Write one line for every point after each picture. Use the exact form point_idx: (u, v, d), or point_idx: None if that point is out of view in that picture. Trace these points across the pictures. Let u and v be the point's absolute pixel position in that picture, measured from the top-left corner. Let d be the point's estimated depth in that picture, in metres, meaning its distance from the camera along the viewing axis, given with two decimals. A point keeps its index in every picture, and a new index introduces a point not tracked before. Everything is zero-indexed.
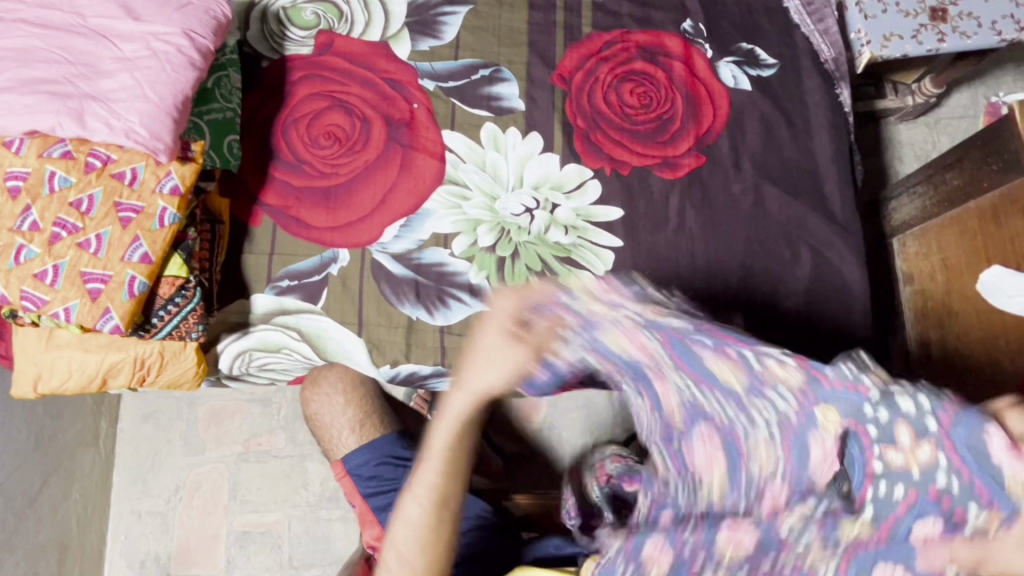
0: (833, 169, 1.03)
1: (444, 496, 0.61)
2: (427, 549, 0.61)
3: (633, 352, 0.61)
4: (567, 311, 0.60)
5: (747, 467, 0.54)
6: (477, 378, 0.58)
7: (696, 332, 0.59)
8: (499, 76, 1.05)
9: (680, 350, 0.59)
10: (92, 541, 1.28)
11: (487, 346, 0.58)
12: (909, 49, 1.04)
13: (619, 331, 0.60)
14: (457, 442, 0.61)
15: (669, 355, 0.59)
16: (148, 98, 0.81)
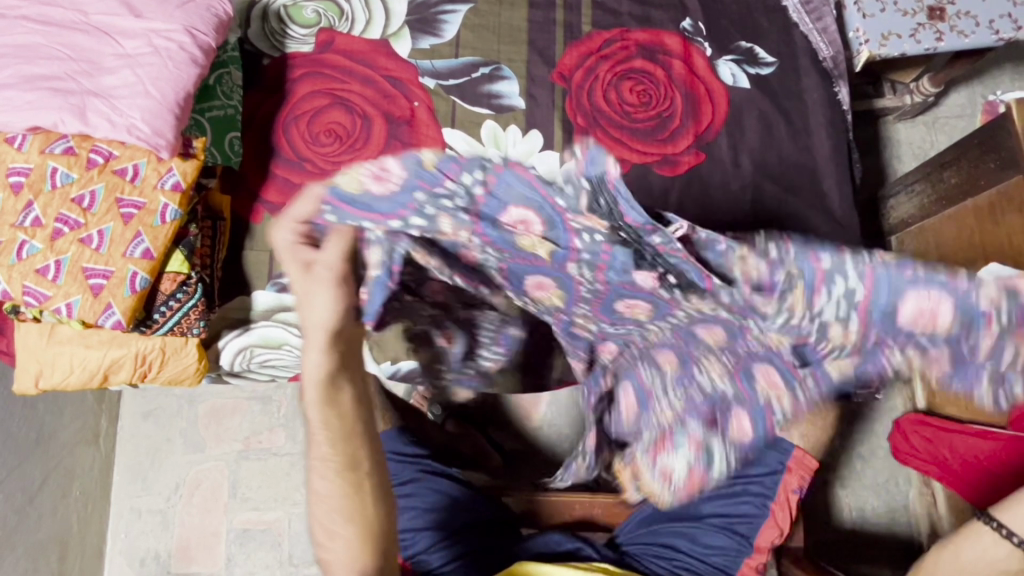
0: (832, 167, 1.03)
1: (338, 460, 0.64)
2: (348, 521, 0.63)
3: (442, 215, 0.62)
4: (340, 204, 0.59)
5: (851, 358, 0.68)
6: (312, 328, 0.61)
7: (483, 163, 0.55)
8: (499, 74, 1.05)
9: (503, 189, 0.57)
10: (92, 539, 1.28)
11: (308, 306, 0.61)
12: (906, 48, 1.05)
13: (410, 206, 0.60)
14: (328, 399, 0.63)
15: (490, 202, 0.59)
16: (149, 94, 0.81)
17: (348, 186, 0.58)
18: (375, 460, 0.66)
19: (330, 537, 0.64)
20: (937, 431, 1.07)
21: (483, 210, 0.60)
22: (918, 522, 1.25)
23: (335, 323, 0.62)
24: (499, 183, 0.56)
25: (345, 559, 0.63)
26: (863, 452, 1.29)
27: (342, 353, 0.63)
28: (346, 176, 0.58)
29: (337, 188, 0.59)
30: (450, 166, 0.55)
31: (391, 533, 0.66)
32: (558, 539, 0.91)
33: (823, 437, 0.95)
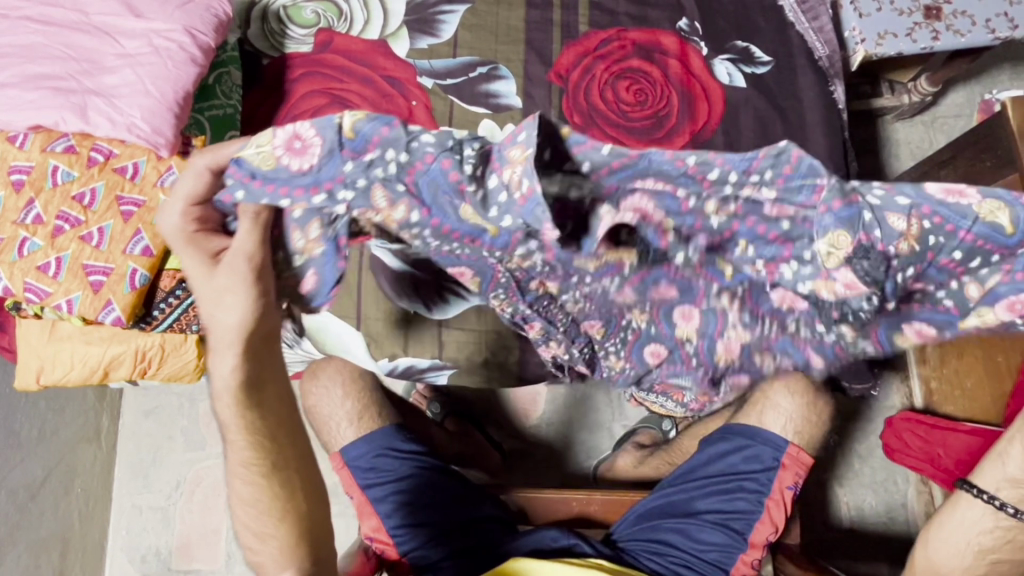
0: (829, 165, 1.03)
1: (264, 464, 0.68)
2: (276, 517, 0.68)
3: (375, 186, 0.55)
4: (250, 182, 0.55)
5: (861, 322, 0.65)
6: (223, 331, 0.61)
7: (410, 141, 0.53)
8: (497, 73, 1.06)
9: (428, 184, 0.55)
10: (93, 536, 1.29)
11: (216, 307, 0.60)
12: (903, 47, 1.05)
13: (336, 180, 0.55)
14: (244, 406, 0.65)
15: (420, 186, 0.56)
16: (149, 93, 0.82)
17: (259, 162, 0.55)
18: (301, 461, 0.70)
19: (260, 534, 0.69)
20: (930, 428, 1.07)
21: (416, 190, 0.56)
22: (916, 520, 1.25)
23: (246, 326, 0.61)
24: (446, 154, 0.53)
25: (278, 555, 0.68)
26: (861, 450, 1.29)
27: (254, 351, 0.64)
28: (258, 151, 0.54)
29: (247, 162, 0.55)
30: (373, 130, 0.52)
31: (323, 525, 0.72)
32: (554, 534, 0.91)
33: (819, 434, 0.95)
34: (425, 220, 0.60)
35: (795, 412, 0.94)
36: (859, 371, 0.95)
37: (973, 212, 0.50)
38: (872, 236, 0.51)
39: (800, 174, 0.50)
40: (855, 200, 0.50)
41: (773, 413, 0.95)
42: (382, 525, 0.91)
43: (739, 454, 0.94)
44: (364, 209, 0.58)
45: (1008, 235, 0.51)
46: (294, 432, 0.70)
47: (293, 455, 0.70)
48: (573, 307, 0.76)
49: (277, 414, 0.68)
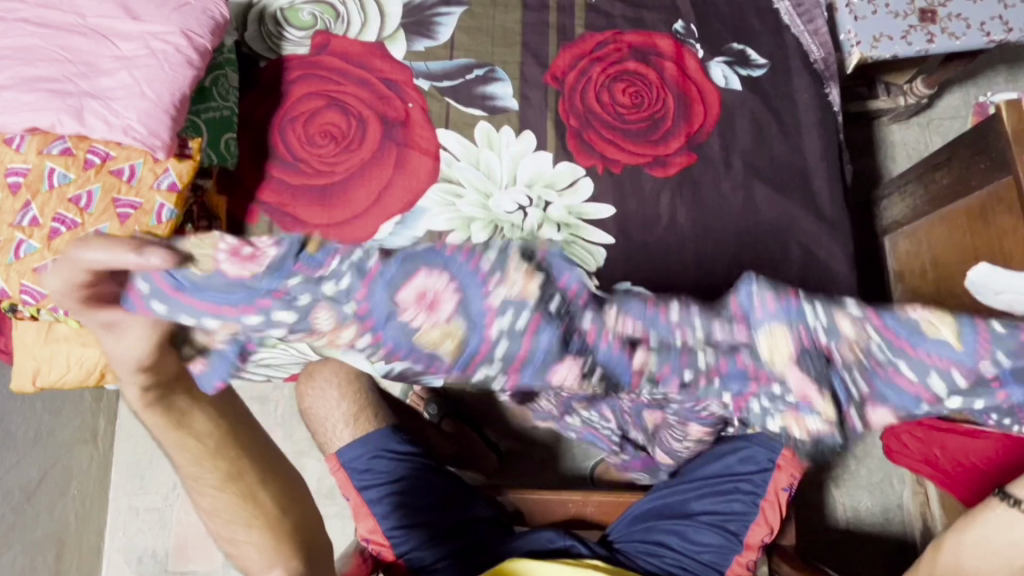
0: (823, 167, 1.03)
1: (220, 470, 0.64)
2: (246, 523, 0.64)
3: (319, 304, 0.49)
4: (173, 294, 0.47)
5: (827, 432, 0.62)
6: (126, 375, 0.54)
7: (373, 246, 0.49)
8: (493, 75, 1.06)
9: (382, 294, 0.49)
10: (90, 537, 1.29)
11: (111, 347, 0.52)
12: (898, 49, 1.06)
13: (273, 293, 0.48)
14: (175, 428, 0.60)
15: (377, 296, 0.49)
16: (146, 95, 0.82)
17: (187, 272, 0.47)
18: (259, 468, 0.66)
19: (229, 543, 0.65)
20: None
21: (372, 298, 0.49)
22: (911, 521, 1.26)
23: (150, 368, 0.54)
24: (443, 265, 0.50)
25: (258, 557, 0.64)
26: (857, 451, 1.29)
27: (164, 383, 0.57)
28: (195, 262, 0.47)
29: (177, 274, 0.47)
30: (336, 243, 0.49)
31: (308, 521, 0.68)
32: (551, 535, 0.92)
33: (815, 435, 0.95)
34: (374, 345, 0.51)
35: None
36: None
37: (948, 338, 0.51)
38: (837, 343, 0.52)
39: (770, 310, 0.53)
40: (797, 299, 0.52)
41: None
42: (378, 527, 0.91)
43: (734, 456, 0.94)
44: (307, 331, 0.52)
45: (957, 350, 0.51)
46: (243, 446, 0.65)
47: (243, 465, 0.65)
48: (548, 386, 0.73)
49: (214, 430, 0.62)
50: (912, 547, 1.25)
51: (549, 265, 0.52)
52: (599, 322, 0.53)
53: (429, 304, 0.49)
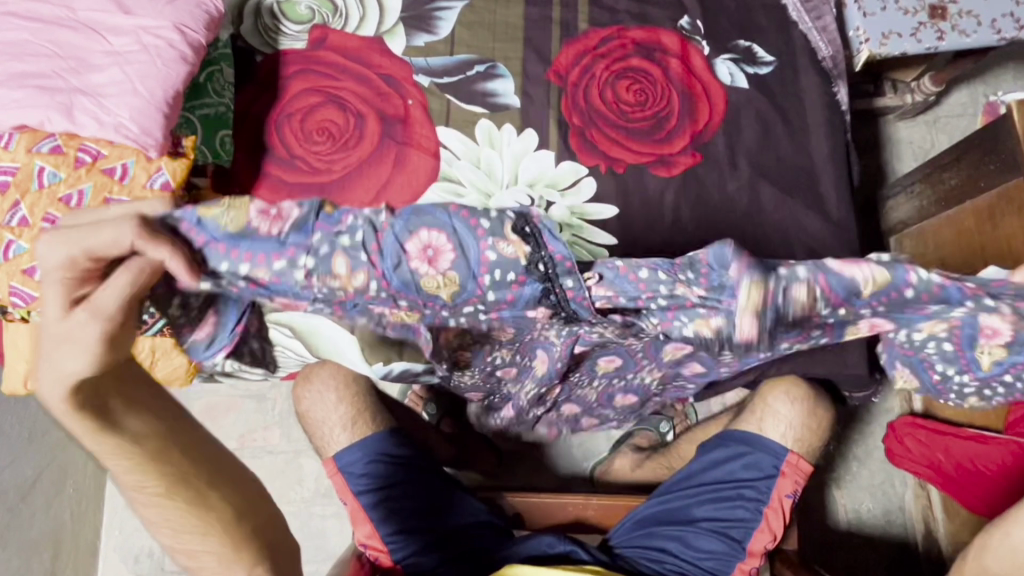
0: (831, 167, 1.01)
1: (157, 485, 0.57)
2: (183, 534, 0.58)
3: (338, 254, 0.58)
4: (217, 244, 0.56)
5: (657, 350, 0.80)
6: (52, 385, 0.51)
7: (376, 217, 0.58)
8: (495, 72, 1.04)
9: (389, 249, 0.58)
10: (86, 536, 1.28)
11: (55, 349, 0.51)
12: (907, 47, 1.03)
13: (301, 246, 0.57)
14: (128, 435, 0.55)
15: (389, 236, 0.58)
16: (138, 92, 0.80)
17: (225, 221, 0.56)
18: (210, 470, 0.59)
19: (184, 551, 0.59)
20: (930, 433, 1.09)
21: (386, 238, 0.58)
22: (914, 524, 1.25)
23: (101, 371, 0.53)
24: (442, 224, 0.57)
25: (215, 566, 0.59)
26: (859, 453, 1.28)
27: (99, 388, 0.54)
28: (231, 212, 0.56)
29: (213, 222, 0.56)
30: (404, 226, 0.58)
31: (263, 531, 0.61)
32: (551, 541, 0.90)
33: (819, 440, 0.94)
34: (382, 290, 0.60)
35: (795, 418, 0.93)
36: (864, 380, 0.94)
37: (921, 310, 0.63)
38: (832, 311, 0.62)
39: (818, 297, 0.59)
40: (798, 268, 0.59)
41: (773, 419, 0.94)
42: (376, 532, 0.89)
43: (737, 461, 0.94)
44: (324, 277, 0.59)
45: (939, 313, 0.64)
46: (191, 444, 0.59)
47: (193, 467, 0.58)
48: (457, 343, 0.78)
49: (152, 433, 0.57)
50: (913, 549, 1.24)
51: (537, 228, 0.58)
52: (576, 286, 0.61)
53: (430, 259, 0.58)
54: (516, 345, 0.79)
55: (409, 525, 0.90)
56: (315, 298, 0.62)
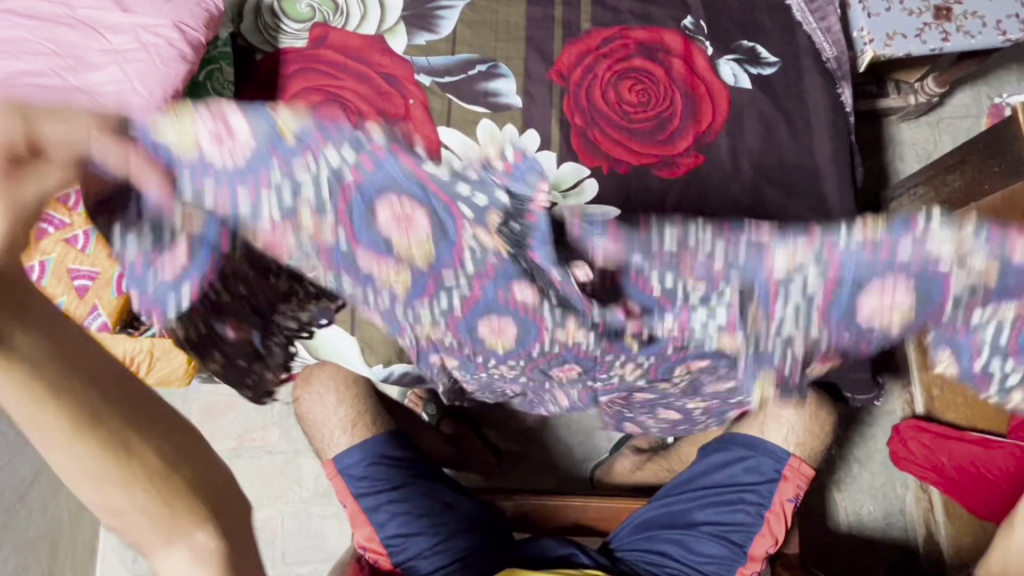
0: (834, 169, 1.00)
1: (62, 421, 0.38)
2: (99, 477, 0.38)
3: (302, 201, 0.56)
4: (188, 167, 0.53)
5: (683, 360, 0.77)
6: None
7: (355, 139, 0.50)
8: (497, 72, 1.03)
9: (361, 201, 0.55)
10: (84, 535, 1.28)
11: None
12: (912, 48, 1.03)
13: (260, 173, 0.53)
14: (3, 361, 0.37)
15: (366, 185, 0.53)
16: (137, 91, 0.79)
17: (177, 142, 0.51)
18: (132, 406, 0.40)
19: (107, 510, 0.39)
20: (934, 437, 1.08)
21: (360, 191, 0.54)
22: (914, 526, 1.24)
23: None
24: (420, 199, 0.54)
25: (151, 530, 0.39)
26: (860, 455, 1.28)
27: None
28: (175, 122, 0.50)
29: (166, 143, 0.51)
30: (371, 184, 0.53)
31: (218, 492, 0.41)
32: (551, 544, 0.90)
33: (821, 444, 0.94)
34: (353, 242, 0.61)
35: (797, 423, 0.92)
36: (864, 382, 0.95)
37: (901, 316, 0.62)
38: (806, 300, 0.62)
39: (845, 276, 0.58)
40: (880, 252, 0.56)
41: (774, 423, 0.92)
42: (376, 534, 0.90)
43: (739, 465, 0.93)
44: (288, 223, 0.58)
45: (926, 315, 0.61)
46: (101, 372, 0.39)
47: (112, 398, 0.39)
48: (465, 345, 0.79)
49: (50, 358, 0.38)
50: (914, 552, 1.23)
51: (522, 213, 0.53)
52: (563, 275, 0.59)
53: (403, 226, 0.57)
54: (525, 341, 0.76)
55: (409, 529, 0.89)
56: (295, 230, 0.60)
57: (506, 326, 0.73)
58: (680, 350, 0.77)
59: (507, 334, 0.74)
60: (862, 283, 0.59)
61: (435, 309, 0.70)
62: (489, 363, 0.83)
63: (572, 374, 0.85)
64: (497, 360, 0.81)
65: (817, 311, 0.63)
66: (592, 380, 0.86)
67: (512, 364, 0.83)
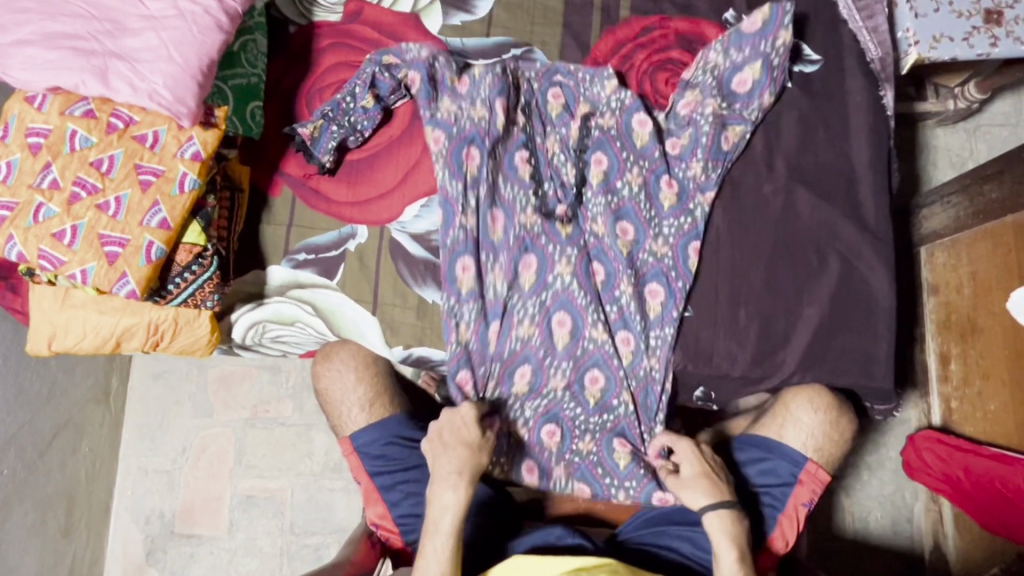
0: (870, 175, 0.99)
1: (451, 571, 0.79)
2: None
3: (472, 125, 0.97)
4: None
5: (636, 384, 0.96)
6: (441, 516, 0.81)
7: (485, 73, 0.98)
8: (531, 56, 1.06)
9: (496, 98, 0.97)
10: (99, 495, 1.31)
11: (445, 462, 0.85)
12: (958, 53, 0.95)
13: (477, 132, 0.97)
14: (453, 546, 0.80)
15: (496, 97, 0.97)
16: (172, 59, 0.79)
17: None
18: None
19: None
20: (951, 450, 1.08)
21: (469, 88, 0.98)
22: (922, 537, 1.24)
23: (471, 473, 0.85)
24: (499, 80, 0.97)
25: None
26: (871, 463, 1.27)
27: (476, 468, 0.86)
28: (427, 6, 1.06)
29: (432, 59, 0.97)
30: (489, 86, 0.97)
31: None
32: (560, 533, 0.89)
33: (839, 451, 0.94)
34: (456, 112, 0.97)
35: (817, 428, 0.93)
36: (886, 391, 0.95)
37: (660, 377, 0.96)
38: (625, 141, 0.99)
39: (630, 115, 0.99)
40: (643, 129, 0.99)
41: (793, 427, 0.94)
42: (388, 513, 0.90)
43: (757, 466, 0.94)
44: (472, 142, 0.96)
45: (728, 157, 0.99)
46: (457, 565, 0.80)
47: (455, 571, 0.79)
48: (526, 328, 0.96)
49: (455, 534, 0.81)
50: (918, 561, 1.23)
51: (531, 110, 1.00)
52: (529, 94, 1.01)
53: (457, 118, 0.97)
54: (547, 159, 1.00)
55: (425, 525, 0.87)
56: (475, 133, 0.97)
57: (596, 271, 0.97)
58: (612, 198, 0.98)
59: (500, 223, 0.97)
60: (631, 121, 0.99)
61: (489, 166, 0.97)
62: (519, 206, 0.97)
63: (571, 230, 0.98)
64: (522, 315, 0.96)
65: (647, 175, 0.99)
66: (546, 291, 0.96)
67: (529, 207, 0.97)
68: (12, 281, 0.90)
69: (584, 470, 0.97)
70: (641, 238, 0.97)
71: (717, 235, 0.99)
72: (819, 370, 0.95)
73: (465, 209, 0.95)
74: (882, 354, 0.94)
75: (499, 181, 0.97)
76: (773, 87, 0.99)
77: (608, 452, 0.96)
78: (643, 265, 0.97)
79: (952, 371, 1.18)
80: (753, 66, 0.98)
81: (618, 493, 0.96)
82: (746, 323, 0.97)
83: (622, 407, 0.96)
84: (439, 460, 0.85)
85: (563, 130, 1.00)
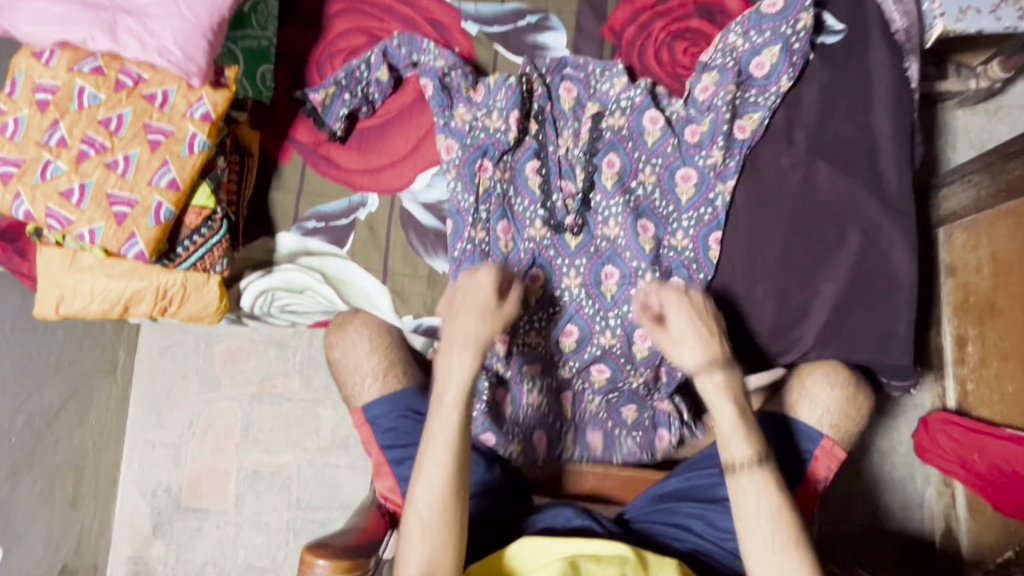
0: (892, 149, 0.96)
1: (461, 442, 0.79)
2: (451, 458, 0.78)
3: (485, 134, 0.95)
4: None
5: (647, 371, 0.96)
6: (449, 387, 0.81)
7: (502, 78, 0.96)
8: (546, 24, 1.04)
9: (511, 102, 0.95)
10: (106, 467, 1.30)
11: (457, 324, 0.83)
12: (985, 25, 0.92)
13: (489, 142, 0.95)
14: (461, 421, 0.80)
15: (511, 100, 0.95)
16: (183, 16, 0.78)
17: None
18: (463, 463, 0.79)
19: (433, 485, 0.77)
20: (965, 431, 1.06)
21: (482, 96, 0.97)
22: (934, 521, 1.22)
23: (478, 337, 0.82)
24: (511, 85, 0.96)
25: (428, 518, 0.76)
26: (883, 446, 1.26)
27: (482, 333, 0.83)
28: None
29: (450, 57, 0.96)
30: (505, 90, 0.95)
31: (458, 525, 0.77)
32: (569, 514, 0.88)
33: (854, 427, 0.92)
34: (469, 118, 0.96)
35: (832, 405, 0.91)
36: (905, 368, 0.93)
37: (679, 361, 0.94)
38: (640, 133, 0.97)
39: (642, 112, 0.97)
40: (658, 126, 0.97)
41: (808, 403, 0.92)
42: (397, 486, 0.89)
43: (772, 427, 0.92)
44: (484, 155, 0.95)
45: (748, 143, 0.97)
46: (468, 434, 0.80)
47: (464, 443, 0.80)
48: (533, 339, 0.96)
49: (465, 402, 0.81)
50: (929, 545, 1.22)
51: (544, 116, 0.98)
52: (543, 98, 0.98)
53: (471, 126, 0.96)
54: (561, 167, 0.97)
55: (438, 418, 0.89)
56: (488, 145, 0.95)
57: (612, 274, 0.95)
58: (629, 197, 0.96)
59: (509, 236, 0.95)
60: (643, 116, 0.97)
61: (501, 184, 0.95)
62: (528, 219, 0.96)
63: (580, 241, 0.96)
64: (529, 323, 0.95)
65: (662, 169, 0.97)
66: (552, 306, 0.96)
67: (539, 220, 0.95)
68: (20, 245, 0.89)
69: (595, 425, 0.99)
70: (657, 230, 0.96)
71: (736, 209, 0.97)
72: (836, 346, 0.93)
73: (476, 222, 0.93)
74: (901, 331, 0.93)
75: (509, 190, 0.96)
76: (794, 69, 0.96)
77: (616, 413, 0.99)
78: (665, 258, 0.96)
79: (968, 353, 1.16)
80: (772, 51, 0.96)
81: (627, 443, 0.99)
82: (762, 299, 0.95)
83: (629, 385, 0.98)
84: (446, 332, 0.83)
85: (574, 126, 0.98)
